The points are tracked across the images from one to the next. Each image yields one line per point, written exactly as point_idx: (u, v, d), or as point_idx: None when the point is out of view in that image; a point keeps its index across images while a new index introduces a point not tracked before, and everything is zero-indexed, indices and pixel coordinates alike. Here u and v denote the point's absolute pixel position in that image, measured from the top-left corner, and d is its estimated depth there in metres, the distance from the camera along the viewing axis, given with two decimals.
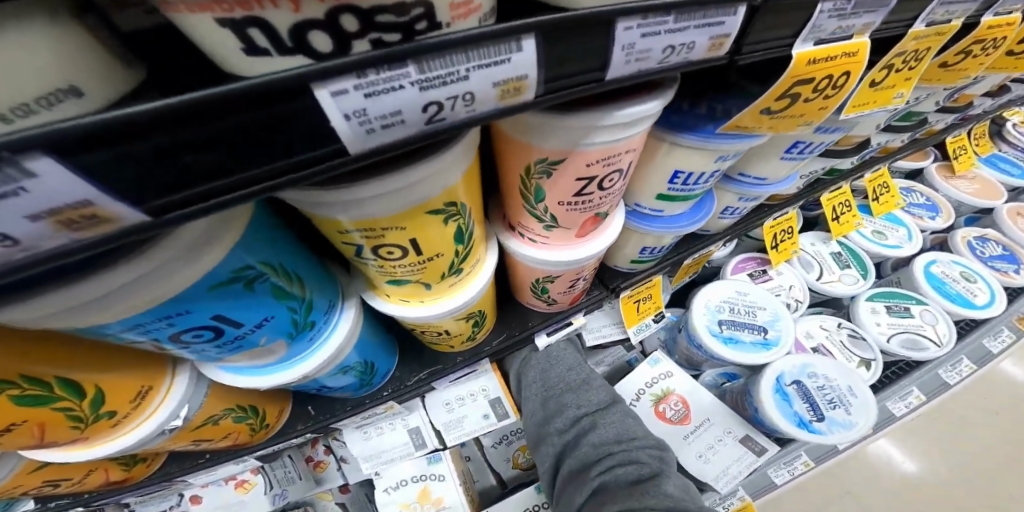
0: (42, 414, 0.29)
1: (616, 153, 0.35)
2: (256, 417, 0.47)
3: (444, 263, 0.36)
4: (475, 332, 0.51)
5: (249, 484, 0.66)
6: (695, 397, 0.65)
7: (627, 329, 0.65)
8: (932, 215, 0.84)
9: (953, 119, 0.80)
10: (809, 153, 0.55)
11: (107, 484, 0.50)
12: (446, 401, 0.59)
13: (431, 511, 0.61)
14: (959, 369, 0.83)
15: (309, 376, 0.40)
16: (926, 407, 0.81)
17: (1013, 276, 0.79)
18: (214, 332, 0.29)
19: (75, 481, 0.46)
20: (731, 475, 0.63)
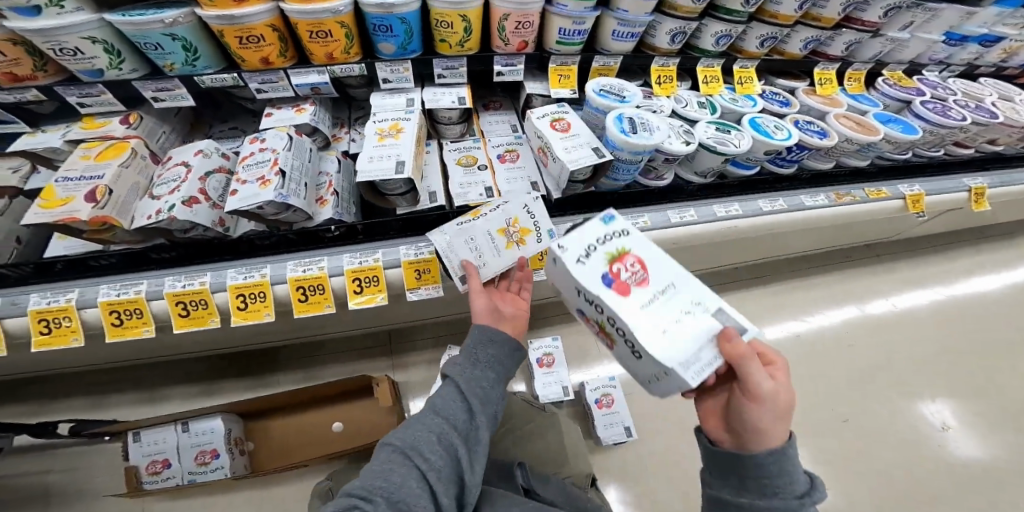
0: None
1: None
2: (351, 43, 1.04)
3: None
4: (464, 43, 1.04)
5: (304, 109, 1.12)
6: (575, 122, 1.01)
7: (551, 89, 1.11)
8: (781, 105, 1.19)
9: (804, 46, 1.22)
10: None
11: (263, 67, 1.05)
12: (434, 91, 1.11)
13: (394, 130, 1.01)
14: (776, 205, 1.13)
15: (389, 10, 0.92)
16: (742, 217, 1.10)
17: (813, 138, 1.09)
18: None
19: (267, 45, 0.99)
20: (580, 163, 0.92)
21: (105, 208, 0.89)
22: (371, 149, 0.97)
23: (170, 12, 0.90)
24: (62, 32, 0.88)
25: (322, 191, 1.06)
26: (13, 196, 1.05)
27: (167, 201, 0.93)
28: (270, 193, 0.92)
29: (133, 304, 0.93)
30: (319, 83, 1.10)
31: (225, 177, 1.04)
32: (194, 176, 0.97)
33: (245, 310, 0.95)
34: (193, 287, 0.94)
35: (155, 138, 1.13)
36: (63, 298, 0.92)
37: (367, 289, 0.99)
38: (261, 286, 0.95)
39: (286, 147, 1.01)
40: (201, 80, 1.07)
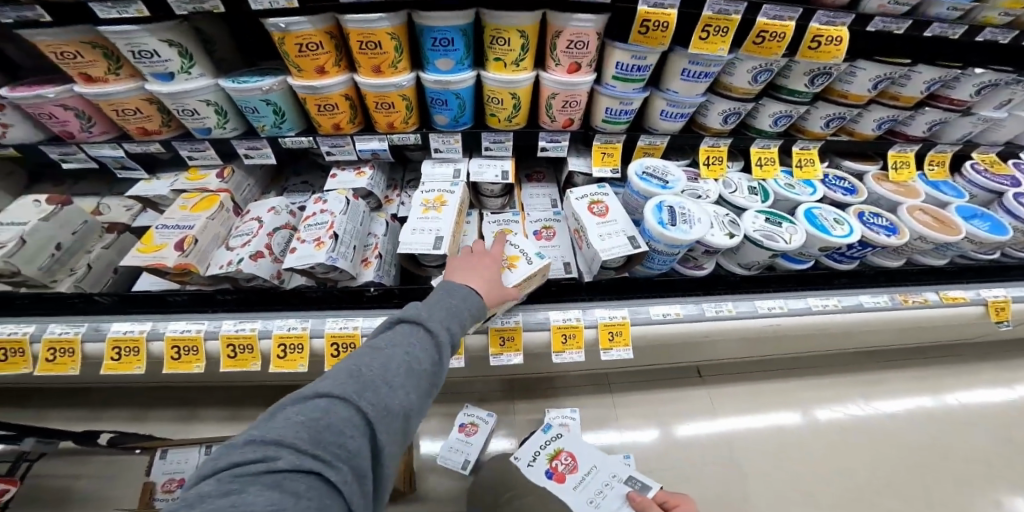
0: (394, 51, 0.94)
1: (583, 34, 0.88)
2: (411, 113, 1.10)
3: (514, 55, 0.93)
4: (512, 118, 1.08)
5: (364, 172, 1.23)
6: (613, 206, 1.05)
7: (594, 167, 1.13)
8: (845, 194, 1.10)
9: (878, 126, 1.10)
10: (704, 78, 0.96)
11: (334, 131, 1.13)
12: (479, 163, 1.16)
13: (438, 202, 1.08)
14: (826, 304, 1.06)
15: (446, 86, 0.99)
16: (786, 316, 1.05)
17: (877, 235, 1.01)
18: (448, 44, 0.92)
19: (339, 112, 1.08)
20: (613, 252, 0.95)
21: (189, 256, 1.03)
22: (416, 221, 1.04)
23: (267, 81, 1.02)
24: (186, 96, 1.04)
25: (368, 252, 1.19)
26: (123, 231, 1.25)
27: (238, 253, 1.07)
28: (323, 255, 1.04)
29: (190, 341, 1.08)
30: (378, 149, 1.16)
31: (289, 233, 1.16)
32: (264, 231, 1.10)
33: (283, 358, 1.09)
34: (243, 331, 1.09)
35: (242, 191, 1.27)
36: (139, 329, 1.08)
37: None
38: (301, 338, 1.09)
39: (342, 212, 1.12)
40: (284, 141, 1.17)
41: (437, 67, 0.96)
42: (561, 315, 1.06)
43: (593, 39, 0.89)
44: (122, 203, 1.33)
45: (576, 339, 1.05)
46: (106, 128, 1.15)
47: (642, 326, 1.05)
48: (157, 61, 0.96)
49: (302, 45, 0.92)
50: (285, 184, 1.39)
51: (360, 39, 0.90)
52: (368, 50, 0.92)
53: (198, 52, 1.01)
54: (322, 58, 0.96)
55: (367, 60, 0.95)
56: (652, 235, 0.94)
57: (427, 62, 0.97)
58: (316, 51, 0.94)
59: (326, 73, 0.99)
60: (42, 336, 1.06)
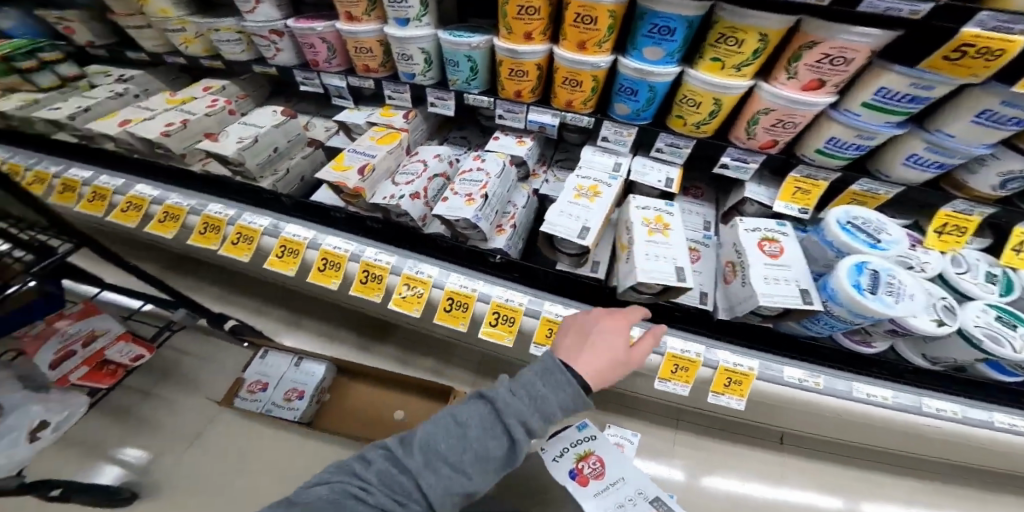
0: (605, 30, 0.92)
1: (848, 49, 0.72)
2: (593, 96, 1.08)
3: (739, 59, 0.83)
4: (703, 125, 0.99)
5: (524, 142, 1.26)
6: (791, 249, 0.92)
7: (777, 201, 1.01)
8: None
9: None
10: (1006, 126, 0.74)
11: (514, 97, 1.18)
12: (644, 164, 1.12)
13: (595, 191, 1.06)
14: (1015, 425, 0.91)
15: (644, 76, 0.94)
16: (960, 424, 0.91)
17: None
18: (667, 33, 0.85)
19: (524, 81, 1.12)
20: (776, 299, 0.85)
21: (365, 182, 1.18)
22: (565, 203, 1.04)
23: (477, 38, 1.10)
24: (408, 42, 1.16)
25: (505, 219, 1.21)
26: (318, 147, 1.48)
27: (401, 190, 1.18)
28: (470, 211, 1.09)
29: (335, 258, 1.20)
30: (547, 124, 1.18)
31: (444, 181, 1.26)
32: (426, 175, 1.21)
33: (403, 298, 1.15)
34: (380, 262, 1.18)
35: (416, 132, 1.37)
36: (302, 236, 1.24)
37: (500, 324, 1.09)
38: (424, 284, 1.14)
39: (496, 175, 1.17)
40: (467, 96, 1.25)
41: (643, 54, 0.91)
42: (681, 345, 0.99)
43: (860, 56, 0.73)
44: (324, 125, 1.54)
45: (688, 373, 0.97)
46: (342, 62, 1.36)
47: (770, 384, 0.95)
48: (403, 7, 1.09)
49: (523, 8, 0.95)
50: (448, 135, 1.50)
51: (577, 12, 0.90)
52: (580, 23, 0.91)
53: (432, 3, 1.13)
54: (534, 24, 0.99)
55: (575, 35, 0.95)
56: (840, 298, 0.82)
57: (634, 48, 0.92)
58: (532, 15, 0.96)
59: (529, 41, 1.03)
60: (236, 221, 1.28)
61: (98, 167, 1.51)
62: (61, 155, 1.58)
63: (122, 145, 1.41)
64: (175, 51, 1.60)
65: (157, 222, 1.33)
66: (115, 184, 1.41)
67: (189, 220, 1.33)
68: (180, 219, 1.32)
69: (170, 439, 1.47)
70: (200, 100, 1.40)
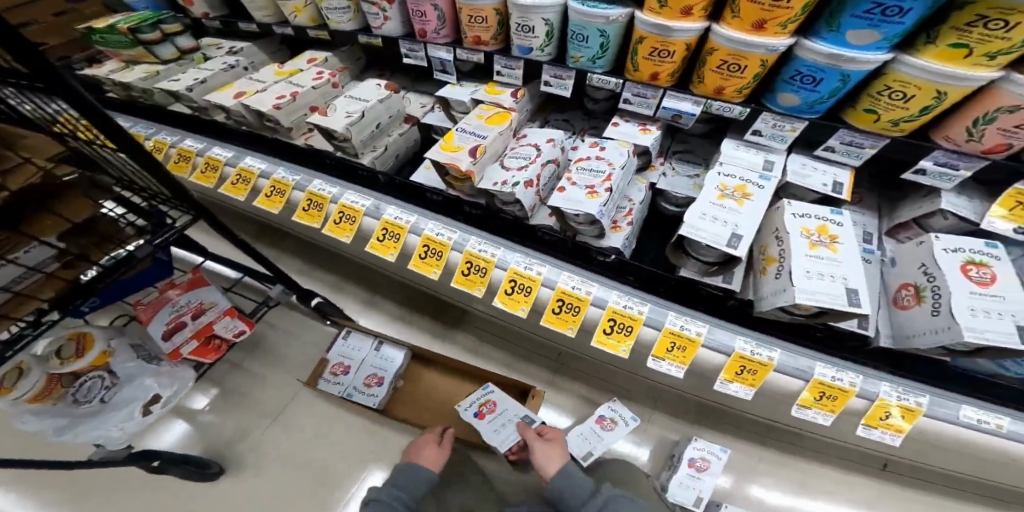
0: (799, 8, 0.75)
1: None
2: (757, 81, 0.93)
3: (998, 47, 0.63)
4: (902, 122, 0.83)
5: (649, 130, 1.13)
6: (1005, 277, 0.76)
7: (987, 213, 0.85)
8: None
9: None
10: None
11: (649, 81, 1.05)
12: (802, 163, 0.98)
13: (741, 193, 0.93)
14: None
15: (839, 63, 0.78)
16: None
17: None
18: (897, 13, 0.67)
19: (669, 63, 0.98)
20: (990, 337, 0.68)
21: (477, 166, 1.09)
22: (706, 204, 0.91)
23: (617, 11, 0.94)
24: (535, 12, 1.02)
25: (621, 215, 1.09)
26: (415, 124, 1.43)
27: (513, 176, 1.08)
28: (593, 205, 0.98)
29: (438, 246, 1.15)
30: (685, 113, 1.05)
31: (554, 169, 1.14)
32: (539, 161, 1.10)
33: (509, 295, 1.07)
34: (484, 255, 1.10)
35: (523, 114, 1.28)
36: (404, 220, 1.20)
37: (616, 334, 0.98)
38: (532, 282, 1.05)
39: (621, 165, 1.05)
40: (591, 76, 1.13)
41: (844, 37, 0.75)
42: (830, 371, 0.87)
43: None
44: (418, 100, 1.48)
45: (836, 402, 0.86)
46: (450, 33, 1.24)
47: (940, 422, 0.83)
48: None
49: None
50: (547, 116, 1.37)
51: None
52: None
53: None
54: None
55: (754, 12, 0.78)
56: None
57: (834, 29, 0.76)
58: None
59: (687, 17, 0.87)
60: (340, 199, 1.28)
61: (209, 139, 1.59)
62: (178, 127, 1.68)
63: (236, 118, 1.48)
64: (281, 21, 1.58)
65: (265, 196, 1.38)
66: (225, 156, 1.50)
67: (295, 196, 1.37)
68: (286, 194, 1.36)
69: (255, 412, 1.53)
70: (305, 73, 1.44)
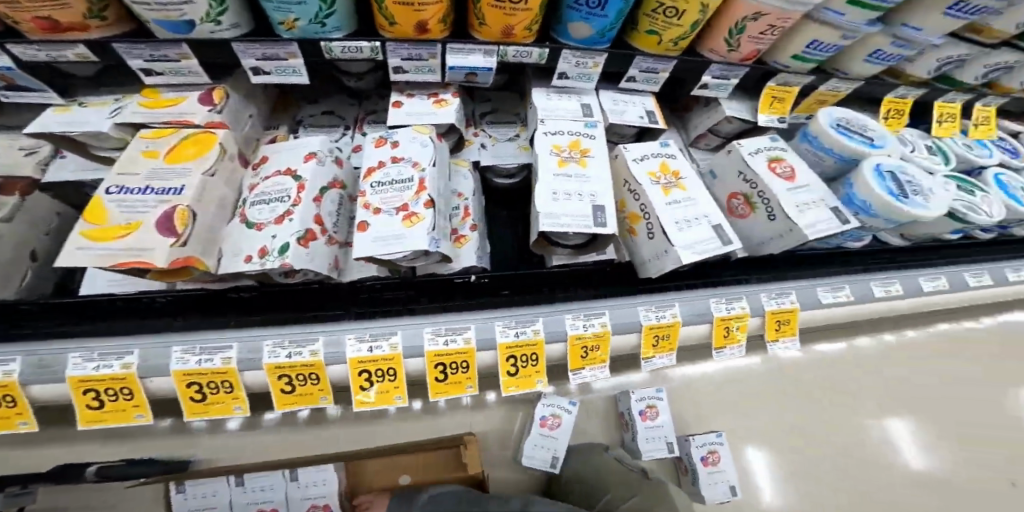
0: None
1: None
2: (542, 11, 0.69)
3: None
4: (681, 41, 0.77)
5: (446, 102, 0.81)
6: (800, 167, 0.82)
7: (760, 114, 0.89)
8: (1012, 156, 0.95)
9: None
10: (973, 14, 0.69)
11: (417, 36, 0.69)
12: (615, 98, 0.86)
13: (579, 152, 0.77)
14: (982, 279, 0.99)
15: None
16: (948, 294, 0.96)
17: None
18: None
19: (430, 5, 0.63)
20: (820, 229, 0.75)
21: (188, 246, 0.59)
22: (552, 179, 0.73)
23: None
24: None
25: (458, 221, 0.84)
26: (31, 192, 0.78)
27: (275, 235, 0.65)
28: (421, 236, 0.67)
29: (217, 376, 0.66)
30: (480, 69, 0.75)
31: (338, 193, 0.76)
32: (307, 196, 0.69)
33: (369, 393, 0.73)
34: (303, 358, 0.69)
35: (241, 125, 0.80)
36: (119, 364, 0.63)
37: (522, 370, 0.80)
38: (391, 361, 0.72)
39: (433, 163, 0.74)
40: (328, 47, 0.68)
41: None
42: (723, 303, 0.86)
43: None
44: (18, 146, 0.81)
45: (739, 331, 0.87)
46: None
47: (814, 310, 0.89)
48: None
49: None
50: (297, 114, 0.92)
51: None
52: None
53: None
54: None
55: None
56: (875, 211, 0.75)
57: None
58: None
59: None
60: None
61: None
62: None
63: None
64: None
65: None
66: None
67: None
68: None
69: None
70: None
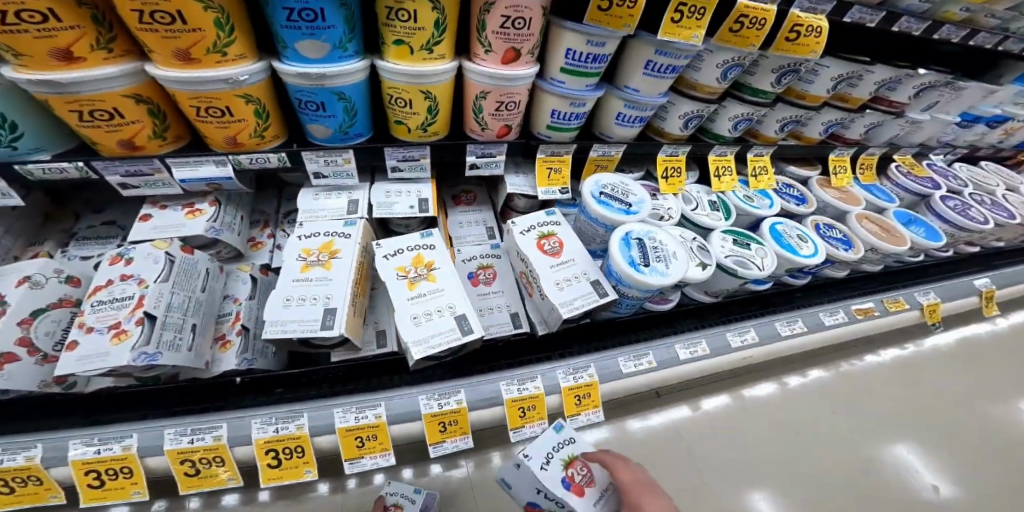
0: (208, 29, 0.53)
1: (521, 6, 0.61)
2: (265, 123, 0.69)
3: (423, 37, 0.63)
4: (429, 126, 0.76)
5: (199, 212, 0.78)
6: (568, 240, 0.80)
7: (537, 186, 0.86)
8: (799, 203, 0.99)
9: (825, 129, 0.99)
10: (669, 74, 0.75)
11: (128, 152, 0.67)
12: (386, 190, 0.82)
13: (327, 255, 0.73)
14: (793, 327, 1.00)
15: (318, 81, 0.64)
16: (759, 346, 0.96)
17: (839, 251, 0.92)
18: (315, 16, 0.56)
19: (123, 121, 0.62)
20: (576, 306, 0.72)
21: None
22: (288, 287, 0.68)
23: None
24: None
25: (225, 326, 0.77)
26: None
27: None
28: (126, 356, 0.60)
29: None
30: (217, 179, 0.72)
31: (68, 311, 0.70)
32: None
33: (99, 488, 0.68)
34: (15, 464, 0.64)
35: None
36: None
37: (286, 462, 0.73)
38: (125, 460, 0.67)
39: (162, 276, 0.68)
40: (25, 169, 0.65)
41: (299, 53, 0.60)
42: (515, 385, 0.83)
43: (537, 12, 0.62)
44: None
45: (537, 410, 0.82)
46: None
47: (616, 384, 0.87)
48: None
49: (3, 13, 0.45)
50: (76, 226, 0.88)
51: (137, 6, 0.48)
52: (157, 24, 0.51)
53: None
54: (65, 38, 0.50)
55: (161, 42, 0.53)
56: (625, 281, 0.71)
57: (284, 46, 0.60)
58: (46, 25, 0.48)
59: (77, 63, 0.53)
60: None
61: None
62: None
63: None
64: None
65: None
66: None
67: None
68: None
69: None
70: None
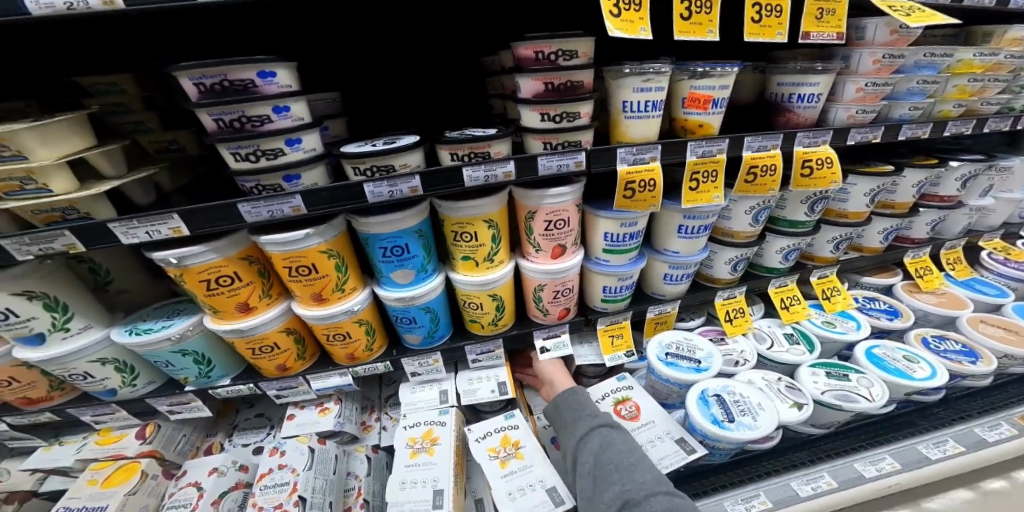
0: (332, 273, 0.72)
1: (559, 210, 0.76)
2: (373, 337, 0.87)
3: (485, 251, 0.78)
4: (498, 320, 0.90)
5: (328, 409, 0.99)
6: (645, 404, 0.86)
7: (604, 355, 0.97)
8: (891, 317, 1.03)
9: (885, 237, 1.04)
10: (698, 233, 0.87)
11: (282, 372, 0.87)
12: (470, 377, 0.96)
13: (429, 443, 0.84)
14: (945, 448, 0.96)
15: (410, 301, 0.80)
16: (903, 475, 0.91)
17: (965, 364, 0.92)
18: (402, 251, 0.73)
19: (278, 349, 0.82)
20: (665, 467, 0.75)
21: None
22: (402, 471, 0.79)
23: (179, 325, 0.78)
24: (70, 358, 0.77)
25: (351, 499, 0.89)
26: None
27: None
28: None
29: None
30: (341, 385, 0.91)
31: (242, 491, 0.90)
32: (205, 504, 0.83)
33: None
34: None
35: (174, 445, 0.99)
36: None
37: None
38: None
39: (308, 465, 0.85)
40: (215, 391, 0.90)
41: (393, 280, 0.77)
42: None
43: (570, 210, 0.77)
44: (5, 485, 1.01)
45: None
46: None
47: None
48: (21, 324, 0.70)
49: (209, 281, 0.67)
50: (236, 418, 1.14)
51: (288, 264, 0.68)
52: (300, 276, 0.70)
53: (81, 300, 0.77)
54: (243, 291, 0.71)
55: (303, 288, 0.72)
56: (710, 437, 0.78)
57: (381, 275, 0.77)
58: (232, 284, 0.69)
59: (251, 310, 0.74)
60: None
61: None
62: None
63: None
64: None
65: None
66: None
67: None
68: None
69: None
70: None
